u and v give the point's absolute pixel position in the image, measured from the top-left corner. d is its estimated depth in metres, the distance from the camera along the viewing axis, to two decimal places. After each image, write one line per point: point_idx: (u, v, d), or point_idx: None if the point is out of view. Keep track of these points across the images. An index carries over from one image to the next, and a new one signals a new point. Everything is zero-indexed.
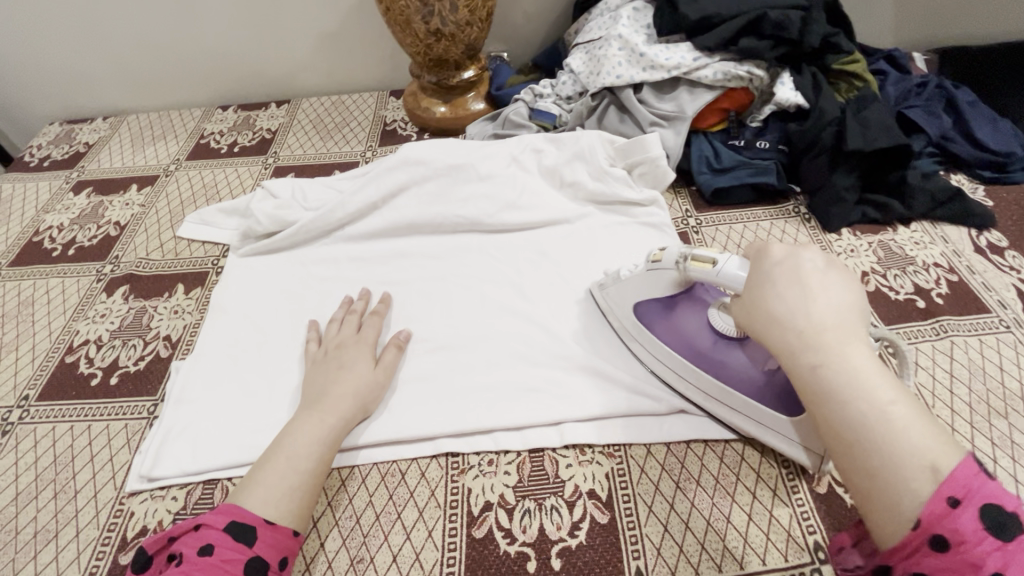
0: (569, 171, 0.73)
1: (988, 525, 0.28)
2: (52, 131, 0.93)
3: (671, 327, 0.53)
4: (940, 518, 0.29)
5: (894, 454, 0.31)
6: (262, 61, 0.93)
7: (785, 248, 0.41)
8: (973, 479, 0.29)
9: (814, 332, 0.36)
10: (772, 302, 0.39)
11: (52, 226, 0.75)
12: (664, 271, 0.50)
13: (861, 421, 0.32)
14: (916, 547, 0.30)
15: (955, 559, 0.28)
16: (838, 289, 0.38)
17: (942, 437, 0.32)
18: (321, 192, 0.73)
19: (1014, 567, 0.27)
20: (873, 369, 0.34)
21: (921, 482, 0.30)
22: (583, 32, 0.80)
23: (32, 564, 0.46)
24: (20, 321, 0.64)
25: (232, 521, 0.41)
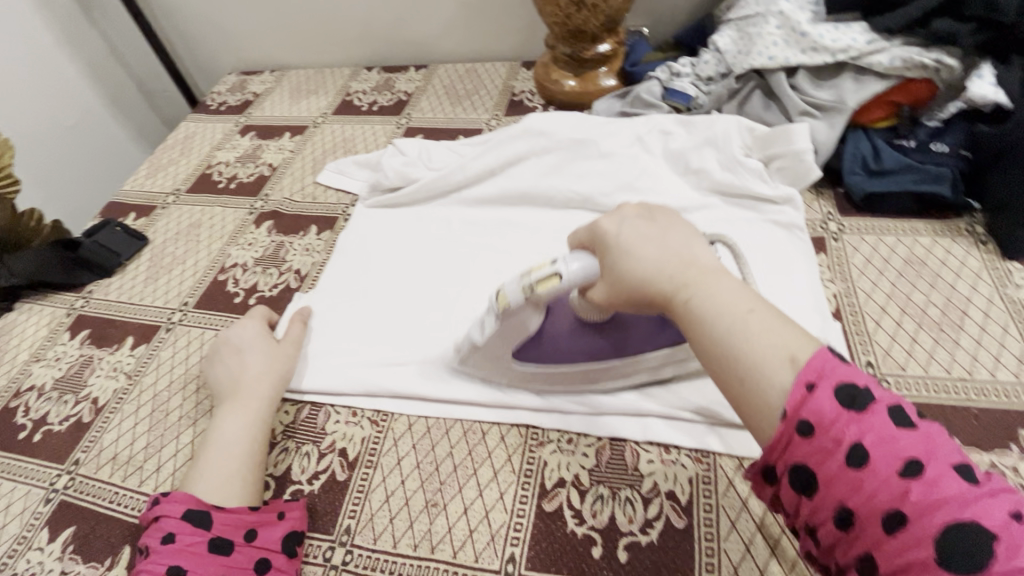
0: (696, 157, 0.68)
1: (843, 400, 0.29)
2: (229, 80, 1.06)
3: (546, 352, 0.50)
4: (802, 403, 0.30)
5: (754, 354, 0.32)
6: (408, 25, 0.97)
7: (616, 216, 0.44)
8: (828, 362, 0.30)
9: (671, 271, 0.38)
10: (627, 258, 0.41)
11: (221, 162, 0.87)
12: (517, 311, 0.45)
13: (727, 331, 0.34)
14: (789, 439, 0.30)
15: (819, 439, 0.29)
16: (681, 234, 0.42)
17: (799, 332, 0.33)
18: (444, 155, 0.75)
19: (870, 436, 0.28)
20: (731, 291, 0.36)
21: (783, 370, 0.31)
22: (736, 7, 0.74)
23: (175, 443, 0.55)
24: (189, 239, 0.75)
25: (189, 509, 0.45)
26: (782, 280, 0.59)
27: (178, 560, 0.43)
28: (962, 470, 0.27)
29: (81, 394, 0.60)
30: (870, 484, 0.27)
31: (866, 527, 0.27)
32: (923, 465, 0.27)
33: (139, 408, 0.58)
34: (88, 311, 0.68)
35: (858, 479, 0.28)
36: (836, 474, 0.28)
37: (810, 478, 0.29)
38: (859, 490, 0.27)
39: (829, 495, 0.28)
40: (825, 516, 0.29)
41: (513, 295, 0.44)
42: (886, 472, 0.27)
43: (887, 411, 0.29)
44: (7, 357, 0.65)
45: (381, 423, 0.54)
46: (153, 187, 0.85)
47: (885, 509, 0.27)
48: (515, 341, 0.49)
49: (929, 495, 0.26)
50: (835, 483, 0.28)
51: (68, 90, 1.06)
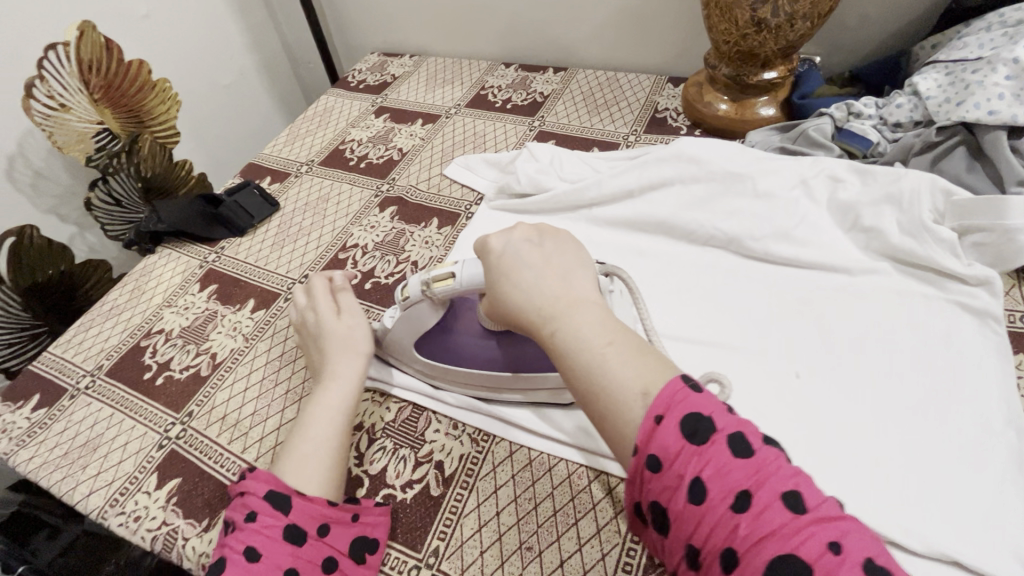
0: (871, 213, 0.59)
1: (684, 432, 0.29)
2: (371, 60, 1.09)
3: (448, 350, 0.52)
4: (650, 436, 0.29)
5: (612, 388, 0.32)
6: (554, 25, 0.94)
7: (504, 237, 0.44)
8: (677, 393, 0.30)
9: (541, 301, 0.38)
10: (508, 289, 0.40)
11: (354, 140, 0.88)
12: (416, 305, 0.49)
13: (586, 366, 0.33)
14: (641, 475, 0.30)
15: (664, 477, 0.29)
16: (563, 263, 0.41)
17: (655, 362, 0.33)
18: (578, 167, 0.72)
19: (708, 469, 0.28)
20: (592, 322, 0.35)
21: (636, 404, 0.31)
22: (950, 46, 0.63)
23: (280, 416, 0.55)
24: (316, 212, 0.77)
25: (272, 490, 0.43)
26: (966, 380, 0.50)
27: (252, 541, 0.40)
28: (791, 498, 0.26)
29: (201, 347, 0.62)
30: (708, 518, 0.27)
31: (709, 564, 0.27)
32: (752, 497, 0.26)
33: (251, 372, 0.59)
34: (218, 266, 0.71)
35: (699, 518, 0.27)
36: (681, 511, 0.28)
37: (663, 514, 0.29)
38: (699, 529, 0.27)
39: (678, 534, 0.28)
40: (678, 553, 0.29)
41: (414, 288, 0.49)
42: (722, 505, 0.27)
43: (727, 440, 0.28)
44: (144, 297, 0.69)
45: (482, 442, 0.52)
46: (290, 154, 0.88)
47: (721, 547, 0.26)
48: (416, 331, 0.52)
49: (755, 529, 0.25)
50: (680, 522, 0.28)
51: (227, 51, 1.12)
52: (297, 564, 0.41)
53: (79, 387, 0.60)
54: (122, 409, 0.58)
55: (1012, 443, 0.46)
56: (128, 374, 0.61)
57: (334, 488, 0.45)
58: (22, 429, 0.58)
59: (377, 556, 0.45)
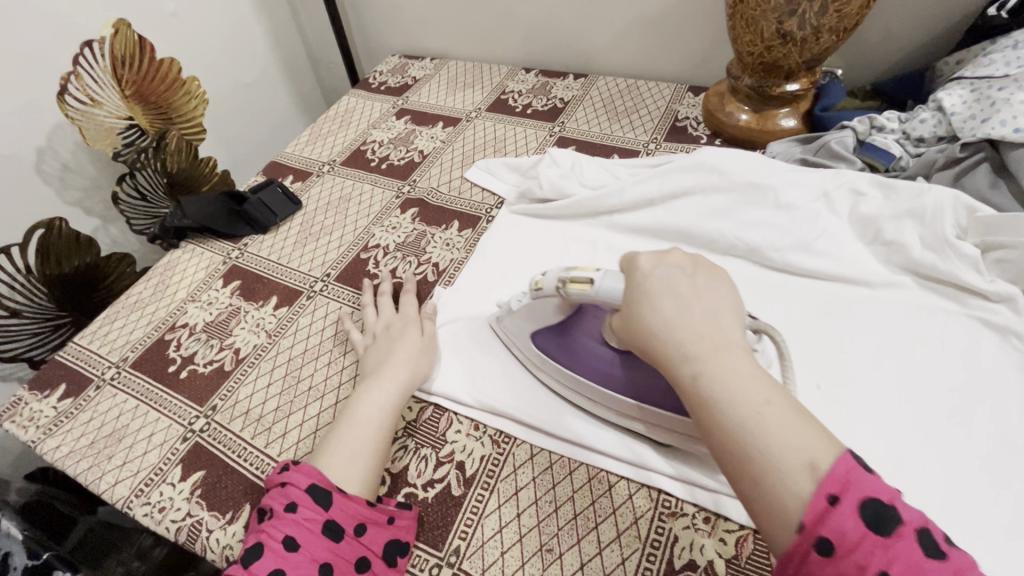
0: (892, 228, 0.60)
1: (867, 519, 0.27)
2: (391, 62, 1.10)
3: (563, 348, 0.51)
4: (823, 517, 0.28)
5: (774, 451, 0.30)
6: (576, 32, 0.95)
7: (653, 257, 0.42)
8: (852, 474, 0.29)
9: (689, 338, 0.36)
10: (647, 315, 0.38)
11: (375, 141, 0.89)
12: (546, 298, 0.49)
13: (739, 421, 0.31)
14: (805, 554, 0.28)
15: (839, 564, 0.27)
16: (710, 298, 0.39)
17: (819, 432, 0.31)
18: (599, 173, 0.72)
19: (897, 565, 0.26)
20: (744, 371, 0.33)
21: (799, 476, 0.29)
22: (974, 64, 0.63)
23: (302, 412, 0.56)
24: (338, 211, 0.78)
25: (315, 483, 0.44)
26: (986, 397, 0.50)
27: (292, 532, 0.41)
28: None
29: (225, 342, 0.63)
30: None
31: None
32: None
33: (273, 368, 0.60)
34: (241, 262, 0.72)
35: None
36: None
37: None
38: None
39: None
40: None
41: (550, 281, 0.49)
42: None
43: (914, 536, 0.27)
44: (168, 291, 0.70)
45: (503, 444, 0.52)
46: (312, 154, 0.89)
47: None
48: (539, 321, 0.52)
49: None
50: None
51: (250, 50, 1.14)
52: (332, 560, 0.41)
53: (104, 378, 0.61)
54: (147, 401, 0.59)
55: None
56: (152, 367, 0.62)
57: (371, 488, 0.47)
58: (48, 417, 0.58)
59: (405, 559, 0.45)
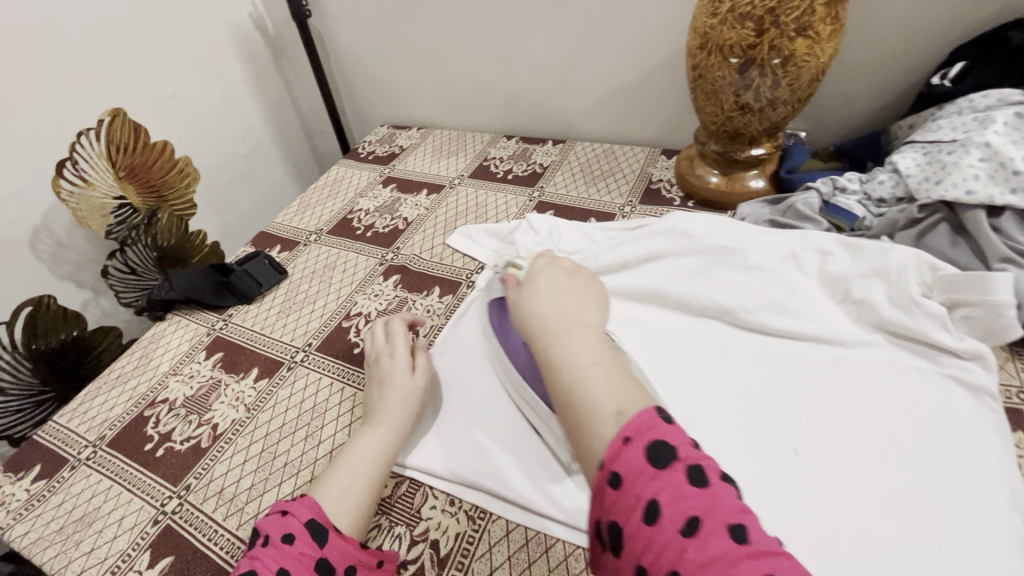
0: (860, 286, 0.61)
1: (648, 457, 0.30)
2: (380, 132, 1.15)
3: (503, 333, 0.58)
4: (617, 455, 0.31)
5: (591, 402, 0.35)
6: (553, 102, 1.00)
7: (546, 266, 0.49)
8: (647, 423, 0.32)
9: (552, 318, 0.42)
10: (524, 304, 0.45)
11: (362, 209, 0.92)
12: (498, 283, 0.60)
13: (571, 380, 0.37)
14: (603, 492, 0.31)
15: (623, 496, 0.30)
16: (581, 293, 0.45)
17: (636, 393, 0.35)
18: (575, 238, 0.75)
19: (664, 494, 0.29)
20: (589, 343, 0.39)
21: (607, 424, 0.33)
22: (925, 128, 0.66)
23: (277, 490, 0.55)
24: (322, 280, 0.79)
25: (313, 518, 0.44)
26: (965, 456, 0.49)
27: (286, 564, 0.40)
28: (734, 530, 0.27)
29: (203, 417, 0.63)
30: (658, 540, 0.28)
31: None
32: (700, 523, 0.28)
33: (250, 444, 0.60)
34: (225, 333, 0.73)
35: (649, 535, 0.28)
36: (635, 532, 0.29)
37: (618, 532, 0.29)
38: (649, 548, 0.28)
39: (630, 555, 0.29)
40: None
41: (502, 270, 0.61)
42: (673, 529, 0.28)
43: (686, 469, 0.30)
44: (151, 365, 0.71)
45: (478, 521, 0.51)
46: (300, 224, 0.92)
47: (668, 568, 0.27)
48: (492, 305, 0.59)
49: (700, 555, 0.27)
50: (633, 540, 0.29)
51: (247, 126, 1.20)
52: None
53: (80, 458, 0.61)
54: (120, 482, 0.58)
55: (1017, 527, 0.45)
56: (130, 445, 0.61)
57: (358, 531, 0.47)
58: (19, 501, 0.58)
59: None
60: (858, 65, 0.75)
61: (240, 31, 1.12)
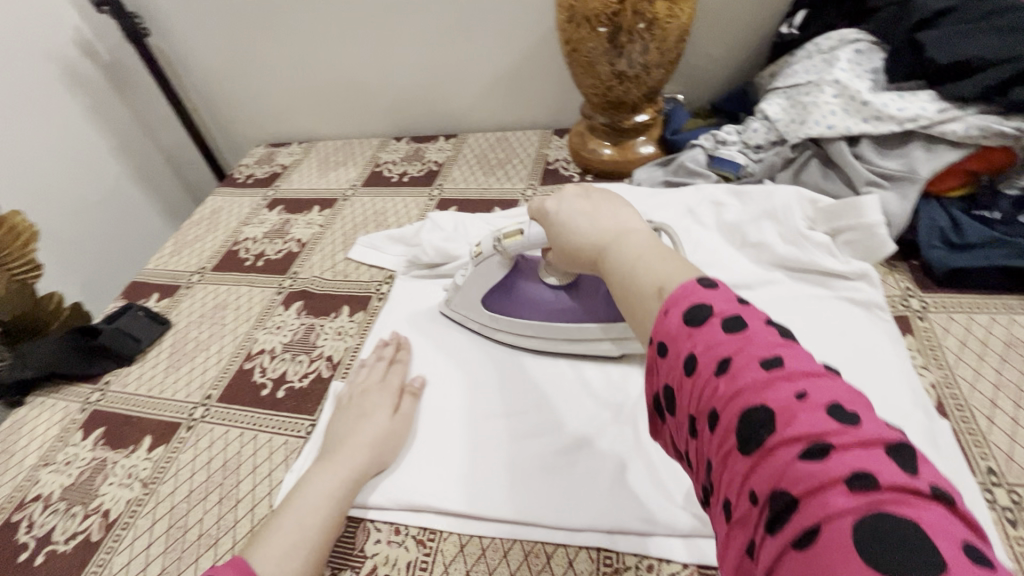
0: (754, 230, 0.64)
1: (684, 320, 0.30)
2: (257, 152, 1.06)
3: (519, 300, 0.59)
4: (659, 326, 0.31)
5: (635, 288, 0.35)
6: (438, 97, 0.97)
7: (556, 199, 0.48)
8: (686, 291, 0.31)
9: (598, 235, 0.42)
10: (569, 236, 0.45)
11: (248, 238, 0.84)
12: (489, 260, 0.58)
13: (622, 279, 0.36)
14: (654, 362, 0.31)
15: (670, 357, 0.30)
16: (610, 207, 0.44)
17: (678, 269, 0.34)
18: (484, 229, 0.72)
19: (699, 345, 0.28)
20: (642, 243, 0.38)
21: (652, 302, 0.33)
22: (783, 74, 0.71)
23: (194, 568, 0.48)
24: (214, 322, 0.71)
25: None
26: (872, 368, 0.53)
27: None
28: (768, 359, 0.26)
29: (90, 506, 0.54)
30: (697, 387, 0.28)
31: (700, 427, 0.27)
32: (730, 361, 0.27)
33: (153, 523, 0.52)
34: (104, 404, 0.63)
35: (692, 386, 0.28)
36: (679, 387, 0.29)
37: (670, 395, 0.30)
38: (694, 395, 0.28)
39: (681, 407, 0.29)
40: (683, 427, 0.29)
41: (487, 245, 0.57)
42: (708, 373, 0.27)
43: (721, 320, 0.29)
44: (14, 460, 0.59)
45: (428, 543, 0.48)
46: (178, 265, 0.82)
47: (707, 408, 0.27)
48: (487, 286, 0.60)
49: (733, 386, 0.26)
50: (681, 393, 0.29)
51: (100, 167, 1.06)
52: None
53: None
54: None
55: (924, 424, 0.48)
56: None
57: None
58: None
59: None
60: (717, 25, 0.79)
61: (69, 61, 0.98)
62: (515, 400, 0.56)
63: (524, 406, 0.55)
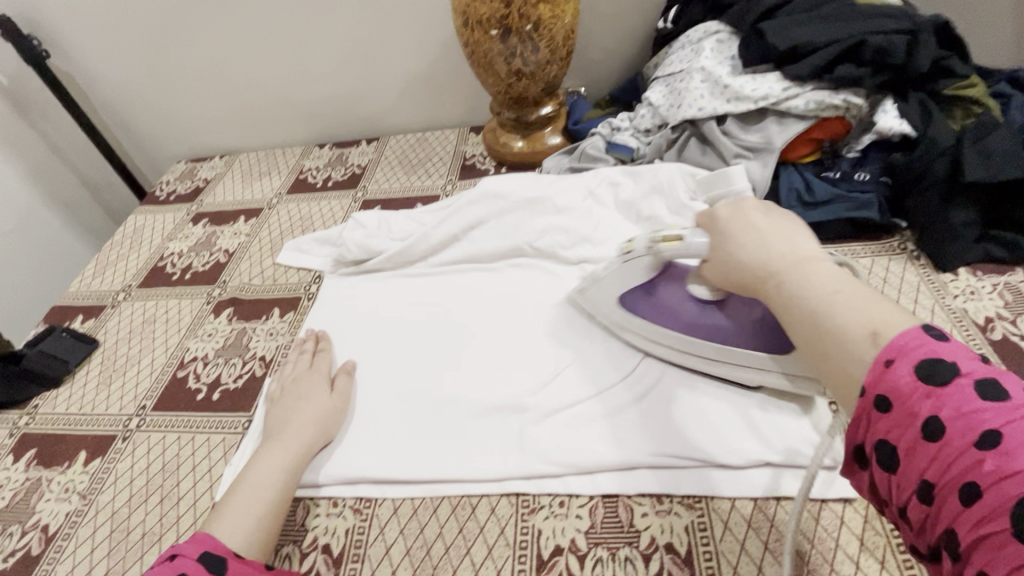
0: (646, 205, 0.71)
1: (920, 375, 0.29)
2: (178, 169, 1.06)
3: (654, 304, 0.55)
4: (880, 378, 0.30)
5: (840, 327, 0.34)
6: (356, 102, 1.00)
7: (728, 204, 0.48)
8: (912, 343, 0.30)
9: (770, 262, 0.42)
10: (743, 252, 0.44)
11: (174, 253, 0.85)
12: (637, 259, 0.52)
13: (811, 311, 0.37)
14: (868, 414, 0.31)
15: (897, 413, 0.29)
16: (789, 228, 0.44)
17: (892, 311, 0.33)
18: (405, 223, 0.77)
19: (947, 410, 0.27)
20: (839, 275, 0.38)
21: (865, 344, 0.32)
22: (663, 64, 0.79)
23: (139, 564, 0.50)
24: (143, 337, 0.72)
25: (206, 552, 0.42)
26: None
27: None
28: None
29: (28, 523, 0.55)
30: (946, 453, 0.27)
31: (947, 497, 0.27)
32: (996, 435, 0.26)
33: (95, 530, 0.54)
34: (32, 427, 0.64)
35: (936, 451, 0.27)
36: (915, 446, 0.28)
37: (893, 451, 0.29)
38: (936, 461, 0.27)
39: (909, 467, 0.29)
40: (910, 487, 0.29)
41: (639, 243, 0.52)
42: (962, 442, 0.26)
43: (973, 385, 0.27)
44: None
45: (365, 510, 0.52)
46: (101, 286, 0.82)
47: (961, 479, 0.26)
48: (625, 283, 0.55)
49: (1004, 465, 0.25)
50: (914, 455, 0.28)
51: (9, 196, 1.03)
52: None
53: None
54: None
55: None
56: None
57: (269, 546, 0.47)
58: None
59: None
60: (605, 21, 0.87)
61: None
62: (434, 374, 0.61)
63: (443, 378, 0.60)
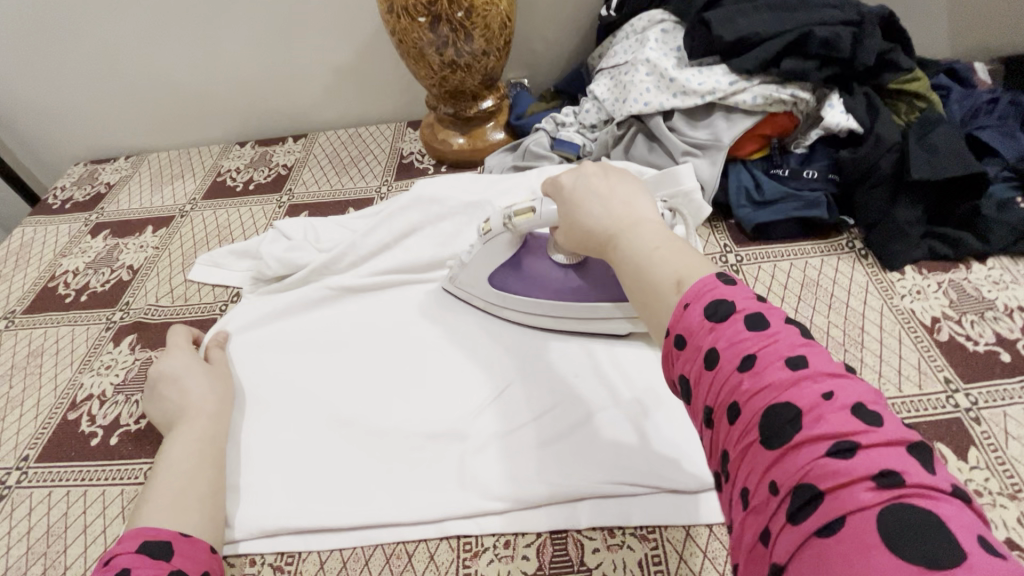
0: None
1: (707, 314, 0.29)
2: (76, 172, 0.94)
3: (522, 279, 0.57)
4: (678, 319, 0.30)
5: (655, 279, 0.34)
6: (278, 96, 0.91)
7: (574, 172, 0.47)
8: (707, 287, 0.31)
9: (606, 224, 0.41)
10: (585, 218, 0.43)
11: (67, 270, 0.74)
12: (496, 237, 0.55)
13: (636, 268, 0.36)
14: (670, 353, 0.31)
15: (687, 349, 0.29)
16: (626, 192, 0.43)
17: (697, 263, 0.34)
18: (335, 232, 0.70)
19: (722, 342, 0.28)
20: (667, 235, 0.38)
21: (671, 293, 0.32)
22: (607, 56, 0.75)
23: None
24: (28, 373, 0.63)
25: (143, 543, 0.40)
26: None
27: None
28: (793, 358, 0.26)
29: None
30: (717, 381, 0.27)
31: (719, 420, 0.28)
32: (756, 359, 0.27)
33: None
34: None
35: (711, 379, 0.28)
36: (700, 379, 0.28)
37: (687, 386, 0.30)
38: (714, 390, 0.28)
39: (698, 399, 0.29)
40: (698, 416, 0.29)
41: (495, 223, 0.54)
42: (731, 369, 0.27)
43: (744, 318, 0.28)
44: None
45: (286, 567, 0.46)
46: None
47: (729, 403, 0.27)
48: (493, 262, 0.57)
49: (759, 385, 0.26)
50: (699, 386, 0.29)
51: None
52: None
53: None
54: None
55: None
56: None
57: (217, 530, 0.45)
58: None
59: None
60: (546, 9, 0.81)
61: None
62: (362, 402, 0.55)
63: (371, 406, 0.55)
